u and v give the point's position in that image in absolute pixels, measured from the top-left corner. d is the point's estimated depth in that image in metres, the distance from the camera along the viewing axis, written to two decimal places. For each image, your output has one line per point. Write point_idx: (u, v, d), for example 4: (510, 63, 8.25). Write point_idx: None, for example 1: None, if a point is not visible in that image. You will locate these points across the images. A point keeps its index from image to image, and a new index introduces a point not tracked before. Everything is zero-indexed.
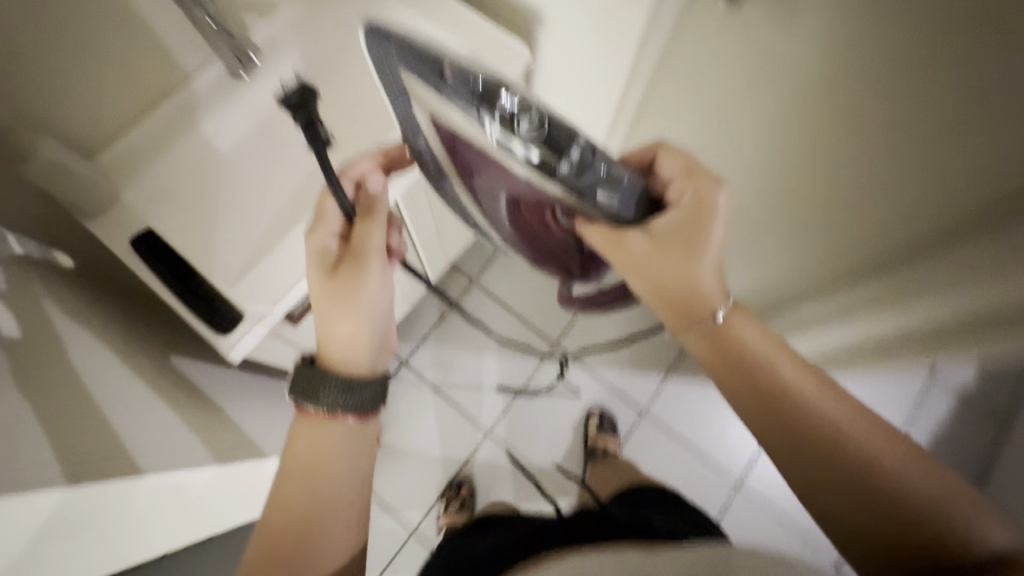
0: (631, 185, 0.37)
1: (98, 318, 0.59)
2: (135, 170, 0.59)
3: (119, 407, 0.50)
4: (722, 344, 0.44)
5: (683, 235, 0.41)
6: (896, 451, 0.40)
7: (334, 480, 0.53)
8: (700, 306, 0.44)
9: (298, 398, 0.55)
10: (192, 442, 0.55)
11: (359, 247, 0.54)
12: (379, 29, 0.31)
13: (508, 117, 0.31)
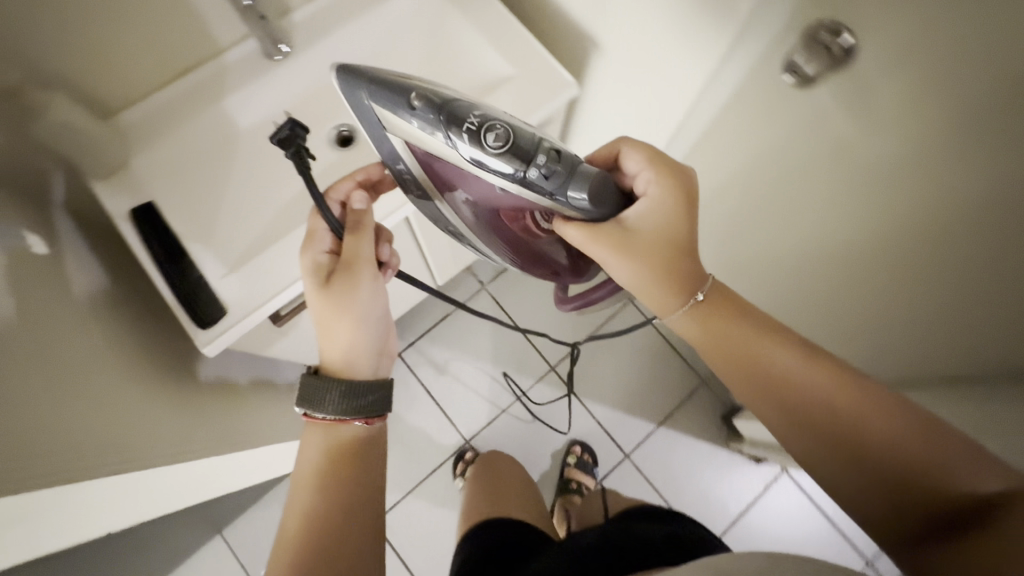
0: (597, 176, 0.45)
1: (84, 284, 0.54)
2: (162, 160, 0.59)
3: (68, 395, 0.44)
4: (708, 320, 0.46)
5: (657, 219, 0.46)
6: (879, 414, 0.37)
7: (360, 476, 0.54)
8: (686, 278, 0.47)
9: (310, 410, 0.55)
10: (152, 431, 0.49)
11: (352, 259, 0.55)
12: (354, 73, 0.45)
13: (477, 132, 0.42)
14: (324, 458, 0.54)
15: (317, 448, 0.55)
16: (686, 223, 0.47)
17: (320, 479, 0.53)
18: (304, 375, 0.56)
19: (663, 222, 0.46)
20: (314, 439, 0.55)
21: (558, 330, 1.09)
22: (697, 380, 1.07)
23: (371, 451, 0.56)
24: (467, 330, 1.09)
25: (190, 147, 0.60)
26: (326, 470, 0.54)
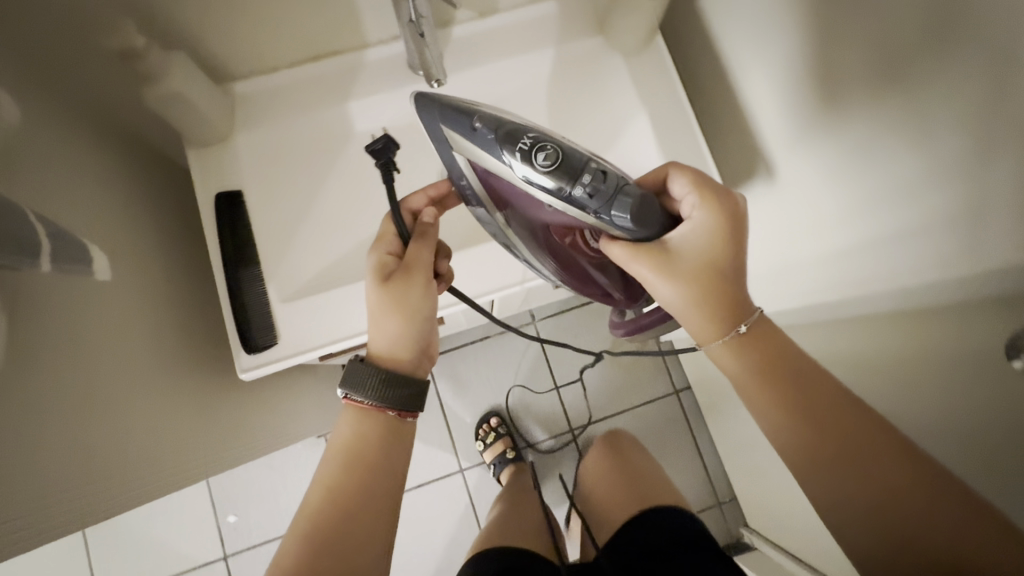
0: (641, 197, 0.47)
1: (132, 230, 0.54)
2: (259, 139, 0.60)
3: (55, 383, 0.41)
4: (745, 351, 0.46)
5: (701, 241, 0.47)
6: (904, 486, 0.38)
7: (384, 469, 0.52)
8: (731, 305, 0.47)
9: (350, 393, 0.53)
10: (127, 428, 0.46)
11: (412, 264, 0.54)
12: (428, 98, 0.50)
13: (530, 152, 0.45)
14: (356, 443, 0.52)
15: (350, 429, 0.53)
16: (731, 241, 0.47)
17: (349, 463, 0.52)
18: (352, 361, 0.53)
19: (706, 243, 0.47)
20: (349, 419, 0.53)
21: (592, 395, 1.05)
22: (712, 501, 1.00)
23: (401, 446, 0.54)
24: (499, 360, 1.06)
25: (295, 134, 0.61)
26: (355, 455, 0.52)
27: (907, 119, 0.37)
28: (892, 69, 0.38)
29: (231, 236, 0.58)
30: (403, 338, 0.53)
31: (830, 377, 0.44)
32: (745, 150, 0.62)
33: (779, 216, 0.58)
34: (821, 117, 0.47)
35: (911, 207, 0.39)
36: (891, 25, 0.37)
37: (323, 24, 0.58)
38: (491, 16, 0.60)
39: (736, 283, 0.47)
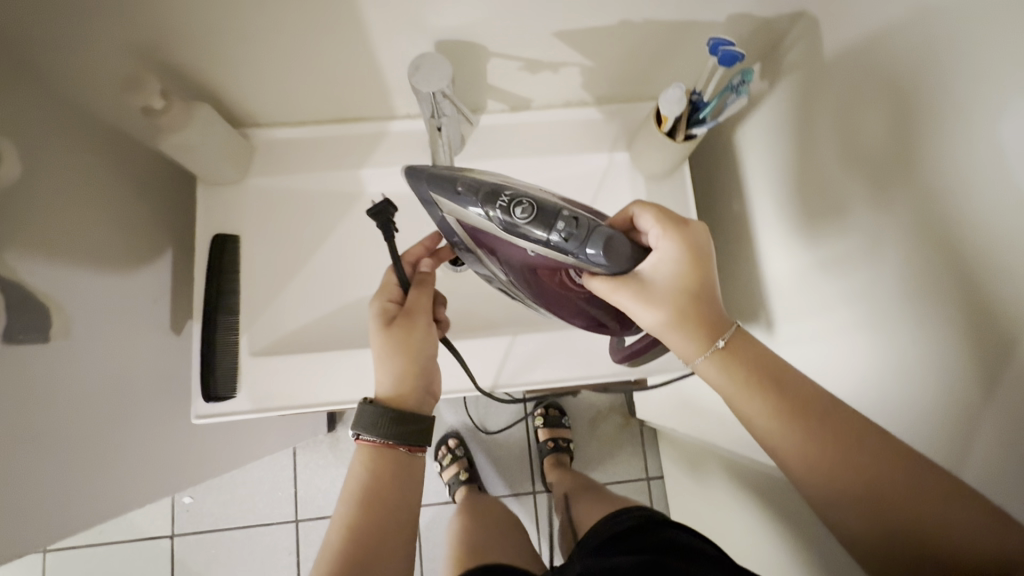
0: (610, 235, 0.53)
1: (93, 254, 0.62)
2: (277, 189, 0.74)
3: (73, 380, 0.58)
4: (729, 368, 0.53)
5: (672, 267, 0.55)
6: (887, 478, 0.46)
7: (393, 507, 0.56)
8: (711, 326, 0.54)
9: (363, 434, 0.57)
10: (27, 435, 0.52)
11: (412, 311, 0.59)
12: (416, 171, 0.55)
13: (507, 207, 0.52)
14: (371, 482, 0.56)
15: (366, 468, 0.57)
16: (699, 264, 0.55)
17: (366, 498, 0.55)
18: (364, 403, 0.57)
19: (676, 269, 0.55)
20: (364, 458, 0.57)
21: None
22: None
23: (412, 481, 0.58)
24: None
25: (308, 182, 0.75)
26: (369, 494, 0.56)
27: (898, 225, 0.51)
28: (888, 172, 0.52)
29: (217, 278, 0.69)
30: (405, 376, 0.57)
31: (813, 387, 0.51)
32: (745, 242, 0.77)
33: (775, 297, 0.71)
34: (818, 221, 0.62)
35: (894, 290, 0.52)
36: (881, 154, 0.52)
37: (366, 97, 0.71)
38: (524, 113, 0.77)
39: (711, 305, 0.55)
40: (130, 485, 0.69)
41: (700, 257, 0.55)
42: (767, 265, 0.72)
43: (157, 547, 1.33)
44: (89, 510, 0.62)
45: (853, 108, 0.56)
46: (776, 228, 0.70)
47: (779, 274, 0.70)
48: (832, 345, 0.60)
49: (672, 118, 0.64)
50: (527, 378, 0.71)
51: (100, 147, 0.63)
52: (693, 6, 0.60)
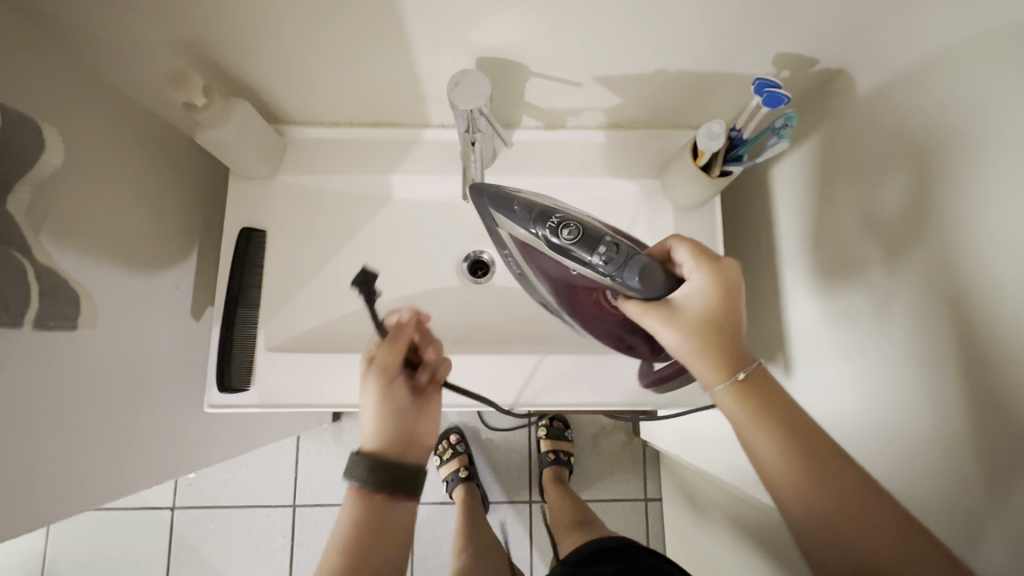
0: (650, 262, 0.53)
1: (125, 239, 0.64)
2: (307, 187, 0.75)
3: (94, 360, 0.60)
4: (748, 402, 0.49)
5: (703, 298, 0.52)
6: (889, 545, 0.43)
7: (382, 555, 0.57)
8: (733, 359, 0.51)
9: (355, 482, 0.58)
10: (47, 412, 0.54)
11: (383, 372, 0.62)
12: (478, 188, 0.59)
13: (554, 228, 0.53)
14: (365, 526, 0.57)
15: (360, 515, 0.57)
16: (729, 297, 0.52)
17: (360, 541, 0.56)
18: (359, 453, 0.59)
19: (706, 301, 0.52)
20: (357, 503, 0.57)
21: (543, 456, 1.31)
22: None
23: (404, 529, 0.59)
24: None
25: (338, 183, 0.75)
26: (364, 539, 0.56)
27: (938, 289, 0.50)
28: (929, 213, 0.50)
29: (240, 273, 0.70)
30: (377, 440, 0.60)
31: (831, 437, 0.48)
32: (770, 280, 0.76)
33: (797, 341, 0.70)
34: (856, 272, 0.60)
35: (929, 354, 0.50)
36: (926, 210, 0.51)
37: (401, 105, 0.71)
38: (558, 131, 0.76)
39: (734, 337, 0.52)
40: (139, 465, 0.70)
41: (732, 291, 0.53)
42: (792, 307, 0.71)
43: (157, 517, 1.36)
44: (98, 489, 0.64)
45: (899, 159, 0.54)
46: (804, 270, 0.68)
47: (803, 317, 0.69)
48: (853, 397, 0.59)
49: (709, 153, 0.63)
50: (551, 399, 0.70)
51: (138, 134, 0.65)
52: (738, 42, 0.60)
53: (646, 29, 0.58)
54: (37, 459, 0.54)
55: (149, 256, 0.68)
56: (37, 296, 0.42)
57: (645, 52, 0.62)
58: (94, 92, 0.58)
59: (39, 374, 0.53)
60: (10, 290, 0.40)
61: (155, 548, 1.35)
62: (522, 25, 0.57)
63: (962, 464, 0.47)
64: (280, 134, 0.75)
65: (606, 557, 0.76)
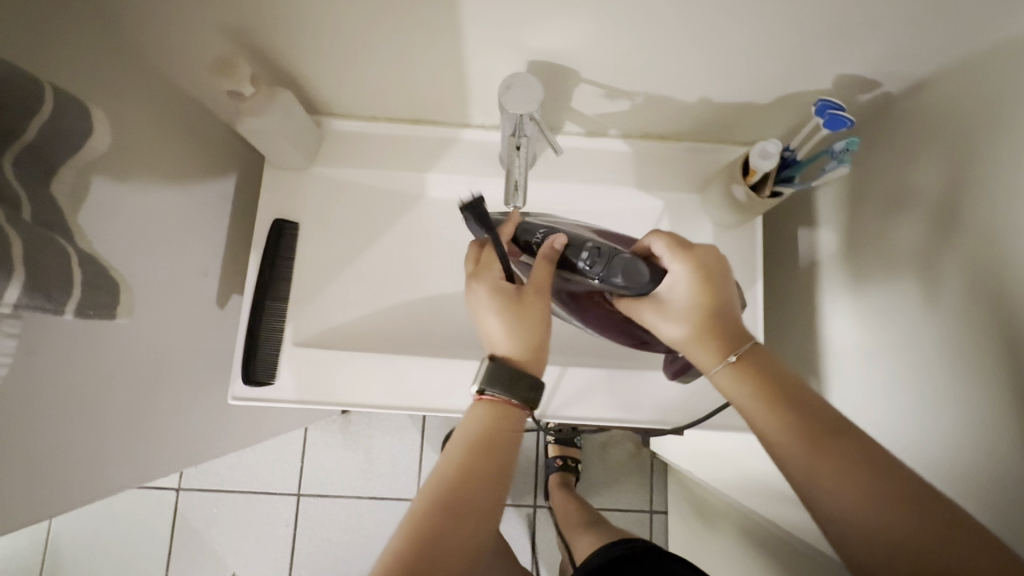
0: (629, 259, 0.56)
1: (157, 224, 0.63)
2: (343, 180, 0.74)
3: (121, 345, 0.59)
4: (742, 379, 0.53)
5: (687, 288, 0.56)
6: (891, 511, 0.43)
7: (508, 451, 0.52)
8: (725, 344, 0.55)
9: (490, 390, 0.53)
10: (70, 394, 0.54)
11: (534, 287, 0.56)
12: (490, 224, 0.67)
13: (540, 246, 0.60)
14: (482, 434, 0.52)
15: (484, 418, 0.53)
16: (711, 283, 0.55)
17: (472, 450, 0.50)
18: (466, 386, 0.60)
19: (689, 291, 0.56)
20: (484, 414, 0.53)
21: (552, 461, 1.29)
22: None
23: (511, 456, 0.52)
24: None
25: (373, 178, 0.74)
26: (482, 441, 0.51)
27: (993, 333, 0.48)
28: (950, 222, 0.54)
29: (270, 266, 0.70)
30: (523, 340, 0.54)
31: (823, 407, 0.49)
32: (807, 303, 0.74)
33: (834, 367, 0.68)
34: (905, 301, 0.58)
35: (987, 396, 0.49)
36: (980, 251, 0.50)
37: (444, 103, 0.70)
38: (599, 139, 0.75)
39: (729, 320, 0.56)
40: (155, 453, 0.70)
41: (715, 278, 0.56)
42: (830, 333, 0.69)
43: (162, 498, 1.36)
44: (110, 478, 0.63)
45: (955, 196, 0.53)
46: (846, 297, 0.67)
47: (843, 344, 0.67)
48: (902, 432, 0.58)
49: (760, 172, 0.62)
50: (576, 412, 0.69)
51: (176, 118, 0.64)
52: (801, 60, 0.58)
53: (708, 41, 0.56)
54: (48, 448, 0.53)
55: (180, 242, 0.67)
56: (80, 285, 0.41)
57: (703, 65, 0.60)
58: (135, 73, 0.57)
59: (57, 364, 0.52)
60: (54, 278, 0.39)
61: (158, 528, 1.35)
62: (580, 31, 0.55)
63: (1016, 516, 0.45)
64: (318, 124, 0.73)
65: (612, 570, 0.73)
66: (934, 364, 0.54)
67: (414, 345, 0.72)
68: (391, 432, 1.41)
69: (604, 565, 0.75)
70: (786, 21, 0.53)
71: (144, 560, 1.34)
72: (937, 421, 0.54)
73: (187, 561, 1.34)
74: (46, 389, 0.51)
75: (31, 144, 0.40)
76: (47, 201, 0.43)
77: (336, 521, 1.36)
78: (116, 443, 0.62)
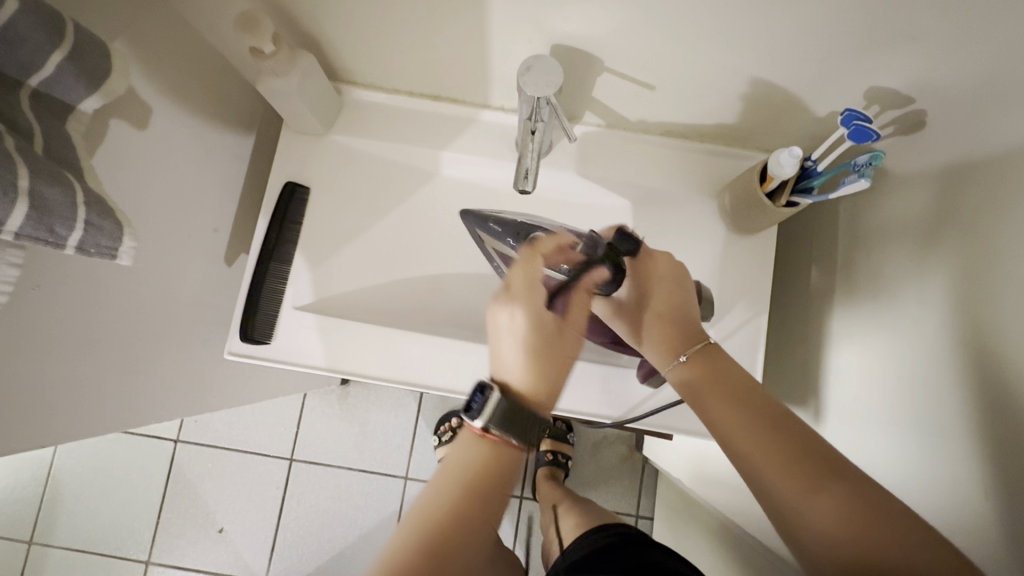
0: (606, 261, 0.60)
1: (171, 175, 0.64)
2: (357, 148, 0.74)
3: (124, 289, 0.61)
4: (695, 378, 0.55)
5: (648, 292, 0.62)
6: (830, 508, 0.45)
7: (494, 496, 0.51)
8: (677, 343, 0.58)
9: (493, 427, 0.52)
10: (69, 331, 0.55)
11: (563, 338, 0.59)
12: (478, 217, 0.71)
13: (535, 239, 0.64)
14: (475, 474, 0.52)
15: (477, 460, 0.53)
16: (660, 283, 0.61)
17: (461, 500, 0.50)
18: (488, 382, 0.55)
19: (648, 294, 0.62)
20: (474, 454, 0.53)
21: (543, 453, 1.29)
22: None
23: (497, 498, 0.52)
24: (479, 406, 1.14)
25: (388, 149, 0.74)
26: (473, 486, 0.51)
27: (999, 367, 0.45)
28: (964, 253, 0.51)
29: (278, 227, 0.71)
30: (543, 379, 0.55)
31: (765, 401, 0.52)
32: (814, 320, 0.73)
33: (832, 387, 0.67)
34: (913, 335, 0.56)
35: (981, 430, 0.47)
36: (984, 285, 0.49)
37: (466, 81, 0.69)
38: (619, 133, 0.74)
39: (686, 320, 0.59)
40: (148, 400, 0.71)
41: (672, 285, 0.61)
42: (831, 355, 0.68)
43: (160, 447, 1.39)
44: (101, 419, 0.64)
45: (969, 240, 0.51)
46: (854, 320, 0.65)
47: (843, 367, 0.65)
48: (891, 458, 0.56)
49: (778, 179, 0.60)
50: (571, 405, 0.68)
51: (196, 72, 0.64)
52: (832, 69, 0.56)
53: (739, 40, 0.55)
54: (36, 382, 0.53)
55: (193, 195, 0.68)
56: (83, 223, 0.42)
57: (732, 64, 0.58)
58: (162, 23, 0.58)
59: (54, 301, 0.52)
60: (58, 212, 0.40)
61: (155, 476, 1.39)
62: (604, 18, 0.54)
63: (998, 561, 0.44)
64: (338, 92, 0.74)
65: (593, 563, 0.70)
66: (927, 392, 0.53)
67: (412, 322, 0.72)
68: (387, 408, 1.42)
69: (587, 556, 0.74)
70: (822, 24, 0.51)
71: (139, 505, 1.38)
72: (927, 452, 0.52)
73: (178, 512, 1.38)
74: (49, 321, 0.52)
75: (45, 77, 0.40)
76: (60, 139, 0.43)
77: (325, 489, 1.38)
78: (113, 383, 0.64)
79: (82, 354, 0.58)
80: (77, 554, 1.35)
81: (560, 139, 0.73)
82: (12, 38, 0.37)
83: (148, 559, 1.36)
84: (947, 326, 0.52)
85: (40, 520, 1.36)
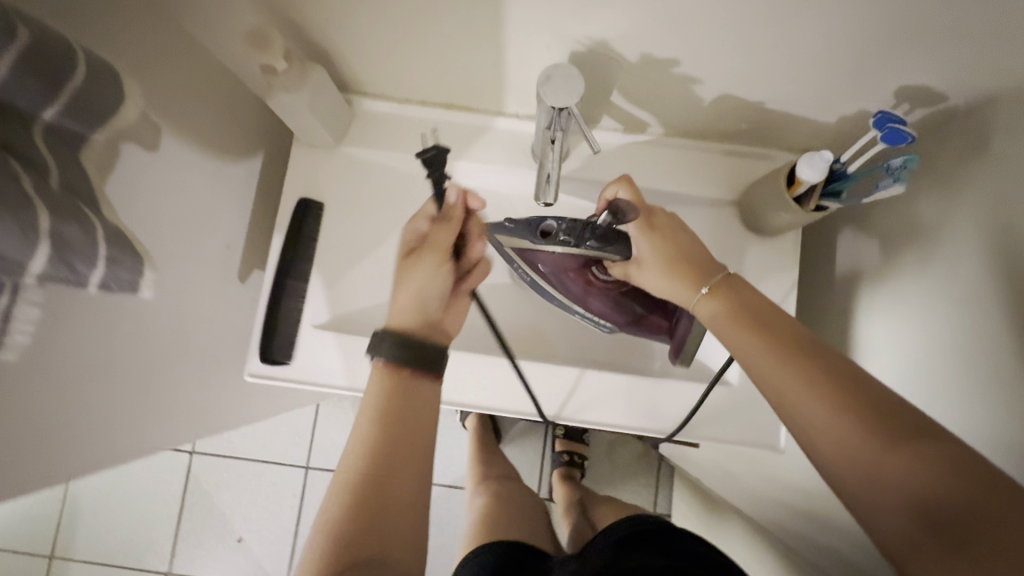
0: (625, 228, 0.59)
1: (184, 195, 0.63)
2: (370, 159, 0.72)
3: (142, 315, 0.60)
4: (718, 307, 0.53)
5: (658, 241, 0.58)
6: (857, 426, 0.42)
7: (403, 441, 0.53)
8: (695, 277, 0.55)
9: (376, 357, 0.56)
10: (91, 360, 0.54)
11: (428, 248, 0.62)
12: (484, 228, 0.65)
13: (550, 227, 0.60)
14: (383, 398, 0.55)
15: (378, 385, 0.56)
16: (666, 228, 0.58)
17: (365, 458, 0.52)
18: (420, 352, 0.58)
19: (658, 241, 0.58)
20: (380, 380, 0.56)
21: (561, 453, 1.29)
22: None
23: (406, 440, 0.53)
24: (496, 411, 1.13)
25: (401, 159, 0.72)
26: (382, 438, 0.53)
27: None
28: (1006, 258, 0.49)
29: (294, 245, 0.70)
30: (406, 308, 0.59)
31: (791, 327, 0.49)
32: (841, 319, 0.71)
33: None
34: (954, 341, 0.54)
35: None
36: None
37: (480, 88, 0.67)
38: (637, 136, 0.72)
39: (699, 258, 0.56)
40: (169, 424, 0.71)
41: (675, 230, 0.58)
42: (862, 358, 0.66)
43: (177, 459, 1.39)
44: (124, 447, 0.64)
45: (1007, 248, 0.49)
46: (886, 320, 0.63)
47: (879, 371, 0.64)
48: None
49: (807, 184, 0.59)
50: (590, 415, 0.69)
51: (205, 89, 0.63)
52: (861, 68, 0.54)
53: (765, 42, 0.53)
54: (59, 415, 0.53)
55: (207, 214, 0.67)
56: (104, 259, 0.41)
57: (756, 65, 0.56)
58: (170, 42, 0.57)
59: (76, 333, 0.52)
60: (78, 249, 0.38)
61: (172, 487, 1.39)
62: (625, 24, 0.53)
63: None
64: (349, 103, 0.72)
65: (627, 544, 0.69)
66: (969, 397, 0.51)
67: None
68: None
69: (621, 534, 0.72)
70: (853, 23, 0.49)
71: (157, 516, 1.38)
72: None
73: (196, 523, 1.38)
74: (72, 353, 0.52)
75: (59, 110, 0.39)
76: (77, 172, 0.42)
77: None
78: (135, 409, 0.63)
79: (103, 383, 0.57)
80: (98, 566, 1.36)
81: (577, 143, 0.71)
82: (26, 74, 0.36)
83: (169, 570, 1.36)
84: (989, 330, 0.50)
85: (60, 534, 1.37)
